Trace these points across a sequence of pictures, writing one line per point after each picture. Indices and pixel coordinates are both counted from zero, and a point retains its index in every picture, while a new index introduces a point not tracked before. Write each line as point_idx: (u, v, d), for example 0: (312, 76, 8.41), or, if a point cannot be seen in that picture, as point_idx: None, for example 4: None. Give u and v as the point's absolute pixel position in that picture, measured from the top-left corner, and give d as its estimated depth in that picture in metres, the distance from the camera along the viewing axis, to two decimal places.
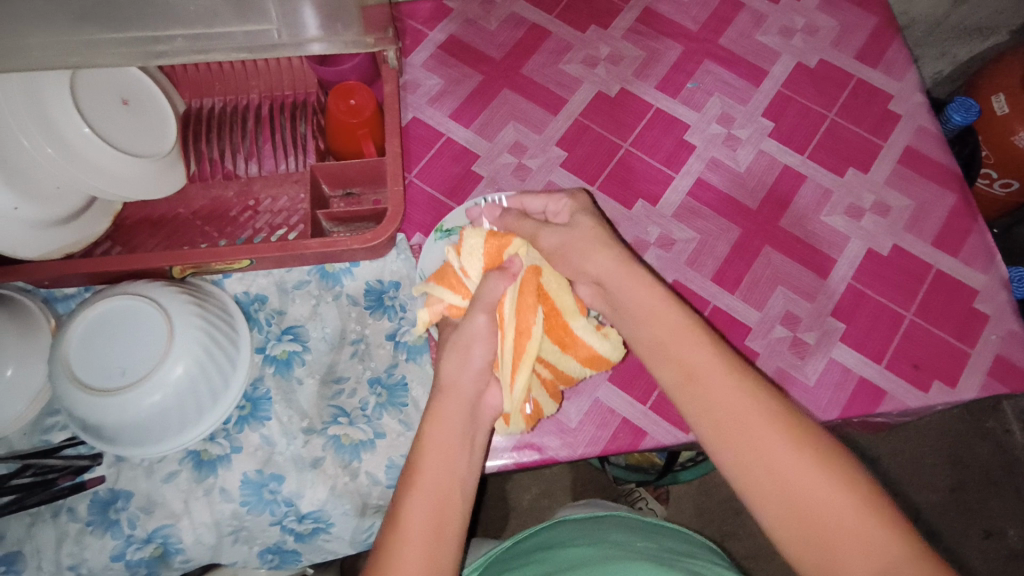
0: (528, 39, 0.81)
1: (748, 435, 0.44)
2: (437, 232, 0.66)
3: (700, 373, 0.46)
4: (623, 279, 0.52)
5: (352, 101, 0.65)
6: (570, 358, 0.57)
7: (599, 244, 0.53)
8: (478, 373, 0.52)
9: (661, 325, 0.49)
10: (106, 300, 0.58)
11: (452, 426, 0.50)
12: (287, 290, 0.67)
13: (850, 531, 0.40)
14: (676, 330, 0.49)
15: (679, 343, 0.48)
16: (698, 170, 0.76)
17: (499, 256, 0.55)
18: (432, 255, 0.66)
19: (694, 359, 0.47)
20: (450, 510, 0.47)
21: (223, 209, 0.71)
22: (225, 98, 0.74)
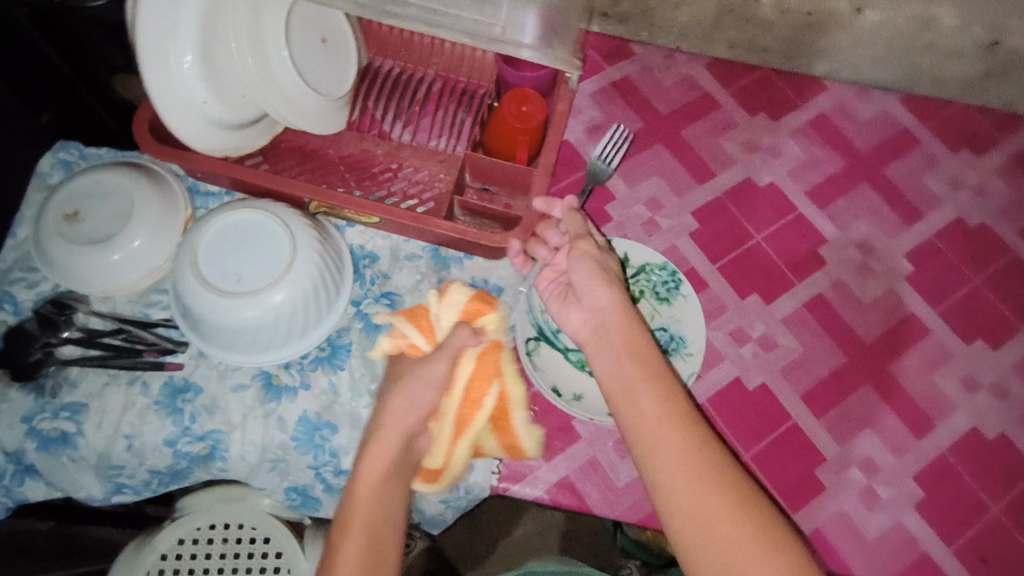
0: (696, 105, 0.82)
1: (695, 496, 0.46)
2: None
3: (659, 430, 0.48)
4: (611, 351, 0.54)
5: (524, 107, 0.66)
6: (492, 438, 0.56)
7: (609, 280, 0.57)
8: (418, 420, 0.55)
9: (616, 336, 0.54)
10: (246, 209, 0.61)
11: (386, 463, 0.54)
12: (398, 258, 0.69)
13: (738, 539, 0.44)
14: (640, 392, 0.50)
15: (626, 348, 0.53)
16: (822, 286, 0.74)
17: (475, 318, 0.57)
18: None
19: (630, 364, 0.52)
20: (384, 542, 0.51)
21: (368, 162, 0.74)
22: (405, 65, 0.78)
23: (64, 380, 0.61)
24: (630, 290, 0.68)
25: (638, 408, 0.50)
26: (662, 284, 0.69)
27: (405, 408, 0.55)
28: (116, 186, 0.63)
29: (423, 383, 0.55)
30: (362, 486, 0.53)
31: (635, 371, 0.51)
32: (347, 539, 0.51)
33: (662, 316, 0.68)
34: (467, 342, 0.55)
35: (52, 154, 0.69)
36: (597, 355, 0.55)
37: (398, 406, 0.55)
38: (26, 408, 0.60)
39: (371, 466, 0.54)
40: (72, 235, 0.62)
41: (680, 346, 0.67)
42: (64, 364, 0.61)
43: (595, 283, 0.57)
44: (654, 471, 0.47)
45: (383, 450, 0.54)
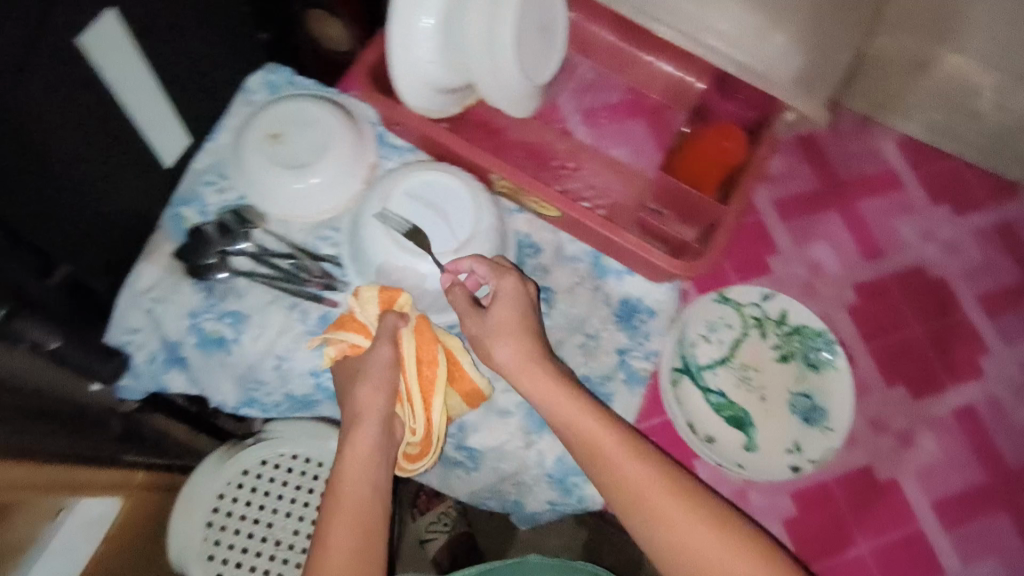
0: (878, 179, 0.79)
1: (682, 537, 0.49)
2: (718, 295, 0.68)
3: (615, 461, 0.52)
4: (517, 358, 0.55)
5: (726, 142, 0.68)
6: (452, 394, 0.59)
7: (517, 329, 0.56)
8: (386, 417, 0.55)
9: (564, 403, 0.54)
10: (439, 172, 0.62)
11: (370, 447, 0.54)
12: (561, 256, 0.69)
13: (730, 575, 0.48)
14: (589, 426, 0.53)
15: (584, 416, 0.53)
16: (974, 396, 0.70)
17: (395, 307, 0.58)
18: (704, 310, 0.67)
19: (591, 431, 0.53)
20: (370, 517, 0.52)
21: (547, 154, 0.74)
22: (601, 68, 0.77)
23: (233, 289, 0.63)
24: (781, 347, 0.66)
25: (591, 450, 0.53)
26: (815, 350, 0.66)
27: (373, 399, 0.55)
28: (320, 119, 0.66)
29: (375, 367, 0.56)
30: (350, 461, 0.54)
31: (571, 408, 0.54)
32: (335, 523, 0.51)
33: (809, 382, 0.65)
34: (400, 325, 0.57)
35: (263, 73, 0.70)
36: (496, 347, 0.56)
37: (357, 405, 0.55)
38: (193, 304, 0.63)
39: (353, 456, 0.53)
40: (274, 155, 0.64)
41: (820, 416, 0.64)
42: (234, 273, 0.64)
43: (505, 320, 0.56)
44: (627, 509, 0.51)
45: (366, 436, 0.54)
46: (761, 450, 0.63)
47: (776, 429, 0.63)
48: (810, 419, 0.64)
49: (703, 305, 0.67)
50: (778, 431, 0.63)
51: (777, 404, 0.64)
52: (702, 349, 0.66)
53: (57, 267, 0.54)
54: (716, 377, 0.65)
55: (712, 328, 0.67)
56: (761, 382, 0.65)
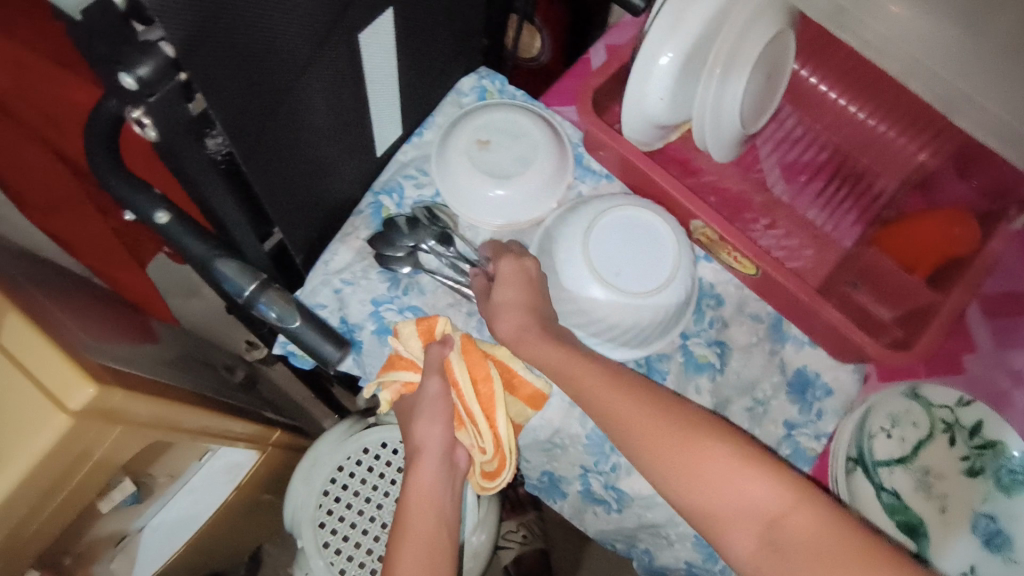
0: None
1: None
2: (909, 390, 0.62)
3: (716, 481, 0.45)
4: (576, 369, 0.51)
5: (955, 229, 0.61)
6: (517, 403, 0.58)
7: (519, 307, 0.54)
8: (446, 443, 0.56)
9: (670, 436, 0.47)
10: (647, 209, 0.61)
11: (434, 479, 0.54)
12: (742, 312, 0.67)
13: None
14: (662, 440, 0.47)
15: (694, 448, 0.46)
16: None
17: (432, 333, 0.58)
18: (891, 404, 0.62)
19: (708, 465, 0.45)
20: (440, 550, 0.52)
21: (743, 204, 0.71)
22: (812, 124, 0.74)
23: (416, 284, 0.65)
24: (968, 458, 0.59)
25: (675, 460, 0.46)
26: (1010, 469, 0.57)
27: (430, 432, 0.56)
28: (529, 134, 0.66)
29: (426, 404, 0.56)
30: (415, 487, 0.54)
31: (679, 438, 0.46)
32: (402, 547, 0.51)
33: (998, 505, 0.57)
34: (445, 353, 0.56)
35: (475, 78, 0.72)
36: (496, 322, 0.54)
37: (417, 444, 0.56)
38: (377, 292, 0.65)
39: (416, 484, 0.54)
40: (479, 161, 0.65)
41: (1005, 544, 0.55)
42: (420, 269, 0.65)
43: (507, 302, 0.54)
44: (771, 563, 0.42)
45: (426, 468, 0.55)
46: (931, 566, 0.57)
47: (952, 547, 0.58)
48: (993, 544, 0.56)
49: (888, 397, 0.63)
50: (952, 550, 0.57)
51: (954, 521, 0.58)
52: (879, 444, 0.62)
53: (274, 234, 0.57)
54: (891, 476, 0.61)
55: (894, 424, 0.62)
56: (942, 493, 0.59)
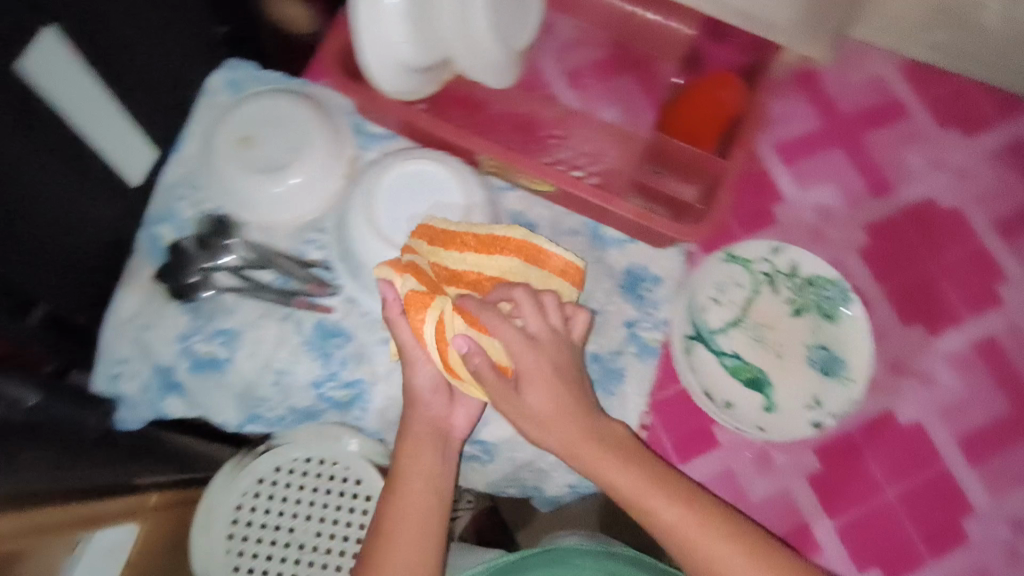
0: (882, 109, 0.74)
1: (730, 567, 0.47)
2: (726, 255, 0.65)
3: (694, 541, 0.48)
4: (567, 428, 0.49)
5: (722, 92, 0.64)
6: (532, 265, 0.54)
7: (550, 379, 0.49)
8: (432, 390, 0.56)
9: (559, 426, 0.49)
10: (422, 161, 0.59)
11: (428, 465, 0.54)
12: (559, 231, 0.66)
13: None
14: (661, 507, 0.49)
15: (581, 443, 0.50)
16: (995, 327, 0.67)
17: (396, 263, 0.52)
18: (713, 275, 0.65)
19: (609, 470, 0.50)
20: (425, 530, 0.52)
21: (533, 124, 0.70)
22: (582, 25, 0.73)
23: (221, 306, 0.61)
24: (795, 299, 0.65)
25: (656, 518, 0.49)
26: (829, 298, 0.64)
27: (435, 400, 0.55)
28: (289, 116, 0.62)
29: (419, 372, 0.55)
30: (398, 478, 0.53)
31: (587, 442, 0.50)
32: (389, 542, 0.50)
33: (827, 332, 0.64)
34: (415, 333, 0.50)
35: (224, 72, 0.67)
36: (528, 394, 0.49)
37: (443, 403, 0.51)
38: (183, 327, 0.60)
39: (412, 457, 0.54)
40: (247, 161, 0.60)
41: (841, 367, 0.63)
42: (220, 291, 0.61)
43: (550, 390, 0.49)
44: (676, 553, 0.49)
45: (422, 445, 0.54)
46: (779, 409, 0.62)
47: (796, 384, 0.63)
48: (832, 369, 0.63)
49: (705, 264, 0.65)
50: (797, 386, 0.62)
51: (794, 361, 0.63)
52: (712, 313, 0.64)
53: (35, 306, 0.52)
54: (730, 338, 0.63)
55: (721, 290, 0.64)
56: (776, 339, 0.64)
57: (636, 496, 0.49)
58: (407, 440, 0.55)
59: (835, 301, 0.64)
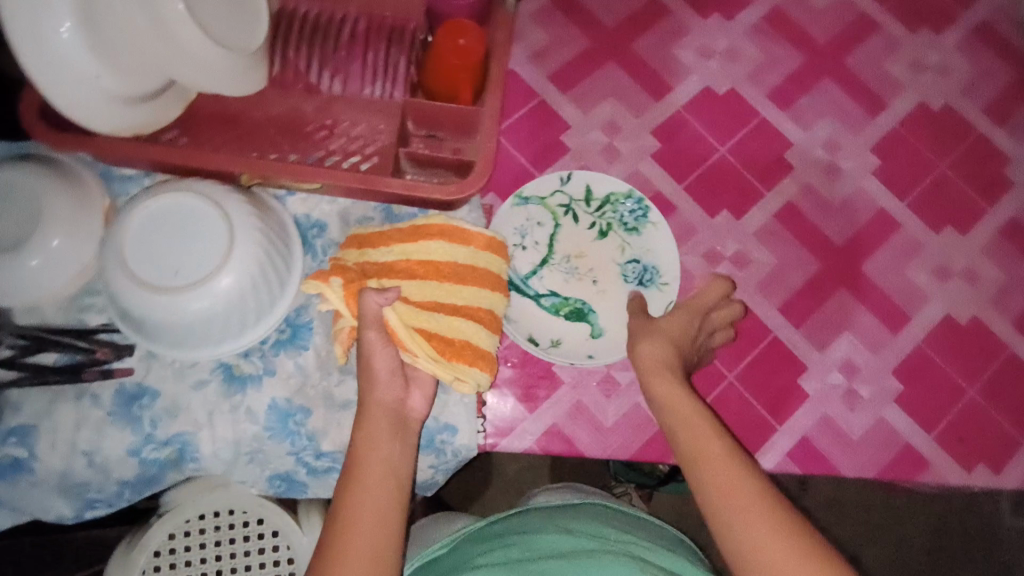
0: (645, 13, 0.75)
1: (726, 476, 0.48)
2: (517, 198, 0.66)
3: (711, 453, 0.50)
4: (665, 378, 0.56)
5: (461, 41, 0.60)
6: (459, 249, 0.59)
7: (659, 337, 0.58)
8: (388, 381, 0.55)
9: (655, 362, 0.57)
10: (168, 194, 0.55)
11: (389, 449, 0.53)
12: (350, 223, 0.65)
13: (753, 531, 0.45)
14: (695, 427, 0.52)
15: (653, 373, 0.56)
16: (791, 193, 0.72)
17: (357, 287, 0.56)
18: (509, 220, 0.66)
19: (659, 386, 0.55)
20: (390, 515, 0.50)
21: (299, 122, 0.67)
22: (321, 5, 0.69)
23: (6, 404, 0.57)
24: (598, 224, 0.67)
25: (690, 429, 0.52)
26: (630, 214, 0.67)
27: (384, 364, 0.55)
28: (10, 185, 0.55)
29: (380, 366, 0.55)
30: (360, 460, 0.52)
31: (680, 398, 0.54)
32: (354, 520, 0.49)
33: (635, 247, 0.66)
34: (382, 312, 0.54)
35: None
36: (639, 345, 0.58)
37: (389, 368, 0.55)
38: None
39: (372, 443, 0.53)
40: None
41: (654, 275, 0.65)
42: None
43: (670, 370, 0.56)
44: (682, 448, 0.52)
45: (380, 431, 0.53)
46: (605, 332, 0.64)
47: (615, 305, 0.65)
48: (647, 280, 0.65)
49: (505, 212, 0.66)
50: (617, 305, 0.65)
51: (608, 283, 0.66)
52: (523, 258, 0.66)
53: None
54: (545, 276, 0.66)
55: (527, 234, 0.66)
56: (589, 266, 0.66)
57: (689, 420, 0.53)
58: (361, 423, 0.54)
59: (635, 214, 0.67)
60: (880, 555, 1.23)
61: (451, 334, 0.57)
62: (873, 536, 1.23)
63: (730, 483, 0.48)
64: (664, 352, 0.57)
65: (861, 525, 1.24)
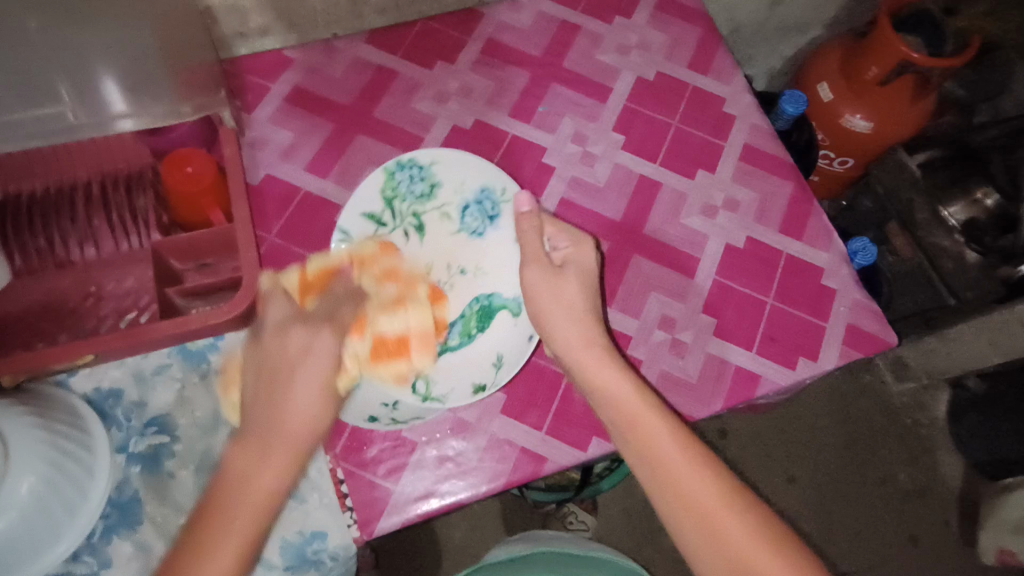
0: (376, 81, 0.80)
1: (676, 462, 0.53)
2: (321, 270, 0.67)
3: (667, 460, 0.53)
4: (591, 351, 0.60)
5: (189, 168, 0.61)
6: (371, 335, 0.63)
7: (580, 296, 0.63)
8: (309, 407, 0.53)
9: (572, 326, 0.61)
10: None
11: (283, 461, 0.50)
12: (146, 378, 0.62)
13: (719, 531, 0.50)
14: (667, 450, 0.53)
15: (573, 327, 0.61)
16: (561, 190, 0.77)
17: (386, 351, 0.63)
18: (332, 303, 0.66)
19: (597, 370, 0.59)
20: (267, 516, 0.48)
21: (60, 300, 0.64)
22: (46, 180, 0.66)
23: None
24: (408, 223, 0.71)
25: (643, 438, 0.54)
26: (412, 181, 0.72)
27: (316, 345, 0.55)
28: None
29: (304, 382, 0.53)
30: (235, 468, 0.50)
31: (604, 365, 0.59)
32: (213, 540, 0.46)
33: (454, 202, 0.73)
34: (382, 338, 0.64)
35: None
36: (535, 295, 0.63)
37: (299, 347, 0.55)
38: None
39: (243, 468, 0.50)
40: None
41: (489, 201, 0.72)
42: None
43: (558, 285, 0.63)
44: (621, 434, 0.56)
45: (273, 464, 0.50)
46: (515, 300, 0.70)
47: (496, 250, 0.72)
48: (492, 211, 0.72)
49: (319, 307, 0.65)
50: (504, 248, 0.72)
51: (476, 257, 0.72)
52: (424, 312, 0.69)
53: None
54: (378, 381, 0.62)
55: None
56: (446, 264, 0.72)
57: (661, 451, 0.53)
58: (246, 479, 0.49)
59: (421, 177, 0.72)
60: (813, 467, 1.30)
61: (381, 343, 0.63)
62: (798, 451, 1.31)
63: (721, 517, 0.50)
64: (584, 329, 0.61)
65: (783, 445, 1.32)
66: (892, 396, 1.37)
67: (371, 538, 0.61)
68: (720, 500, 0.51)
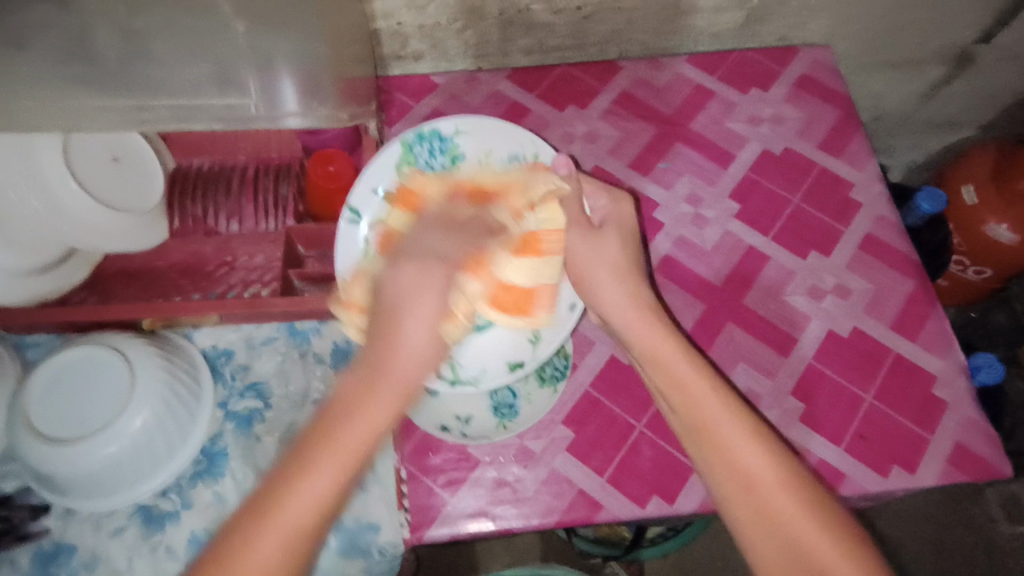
0: (509, 116, 0.85)
1: (776, 494, 0.47)
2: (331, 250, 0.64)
3: (762, 488, 0.47)
4: (654, 336, 0.56)
5: (330, 166, 0.69)
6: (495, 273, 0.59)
7: (622, 262, 0.61)
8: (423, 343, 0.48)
9: (640, 320, 0.57)
10: (74, 349, 0.59)
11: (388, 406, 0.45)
12: (255, 346, 0.69)
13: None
14: (756, 465, 0.48)
15: (644, 323, 0.57)
16: (666, 246, 0.78)
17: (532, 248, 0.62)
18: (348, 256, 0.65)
19: (679, 369, 0.54)
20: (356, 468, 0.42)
21: (201, 263, 0.73)
22: (213, 158, 0.77)
23: None
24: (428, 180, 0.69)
25: (730, 462, 0.49)
26: (433, 153, 0.69)
27: (419, 316, 0.49)
28: None
29: (424, 313, 0.49)
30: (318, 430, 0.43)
31: (669, 353, 0.55)
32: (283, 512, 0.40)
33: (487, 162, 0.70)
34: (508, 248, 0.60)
35: None
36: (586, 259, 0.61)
37: (411, 283, 0.50)
38: None
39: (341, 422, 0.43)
40: None
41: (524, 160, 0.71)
42: None
43: (610, 267, 0.60)
44: (704, 456, 0.50)
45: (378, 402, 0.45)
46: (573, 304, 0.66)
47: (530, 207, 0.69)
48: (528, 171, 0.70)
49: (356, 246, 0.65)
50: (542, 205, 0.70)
51: None
52: None
53: None
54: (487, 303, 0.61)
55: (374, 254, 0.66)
56: None
57: (738, 457, 0.49)
58: (363, 397, 0.45)
59: (441, 151, 0.70)
60: None
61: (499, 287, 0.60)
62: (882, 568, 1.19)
63: (803, 530, 0.45)
64: (637, 309, 0.58)
65: None
66: (1002, 538, 1.21)
67: (420, 542, 0.63)
68: (831, 540, 0.44)
